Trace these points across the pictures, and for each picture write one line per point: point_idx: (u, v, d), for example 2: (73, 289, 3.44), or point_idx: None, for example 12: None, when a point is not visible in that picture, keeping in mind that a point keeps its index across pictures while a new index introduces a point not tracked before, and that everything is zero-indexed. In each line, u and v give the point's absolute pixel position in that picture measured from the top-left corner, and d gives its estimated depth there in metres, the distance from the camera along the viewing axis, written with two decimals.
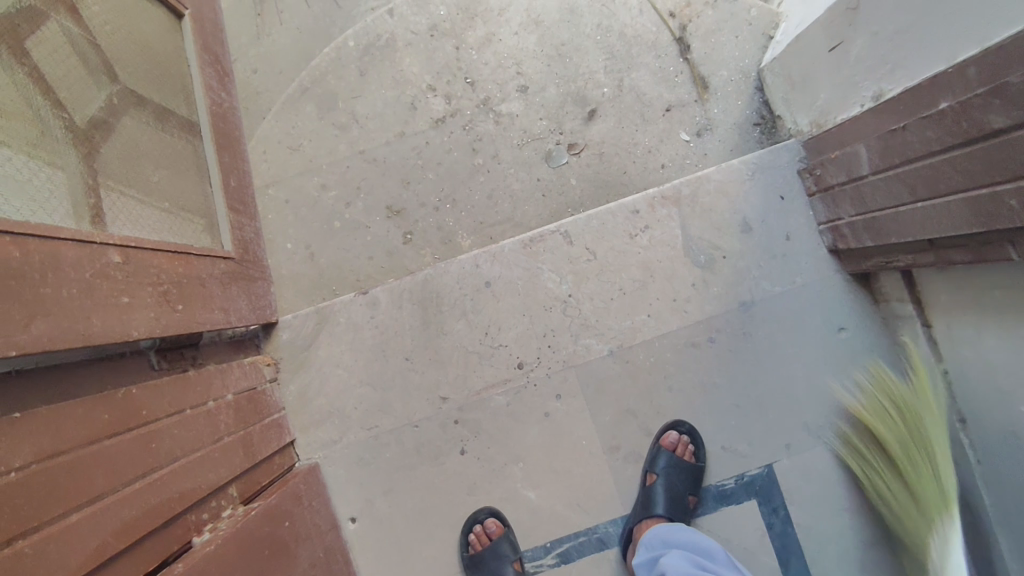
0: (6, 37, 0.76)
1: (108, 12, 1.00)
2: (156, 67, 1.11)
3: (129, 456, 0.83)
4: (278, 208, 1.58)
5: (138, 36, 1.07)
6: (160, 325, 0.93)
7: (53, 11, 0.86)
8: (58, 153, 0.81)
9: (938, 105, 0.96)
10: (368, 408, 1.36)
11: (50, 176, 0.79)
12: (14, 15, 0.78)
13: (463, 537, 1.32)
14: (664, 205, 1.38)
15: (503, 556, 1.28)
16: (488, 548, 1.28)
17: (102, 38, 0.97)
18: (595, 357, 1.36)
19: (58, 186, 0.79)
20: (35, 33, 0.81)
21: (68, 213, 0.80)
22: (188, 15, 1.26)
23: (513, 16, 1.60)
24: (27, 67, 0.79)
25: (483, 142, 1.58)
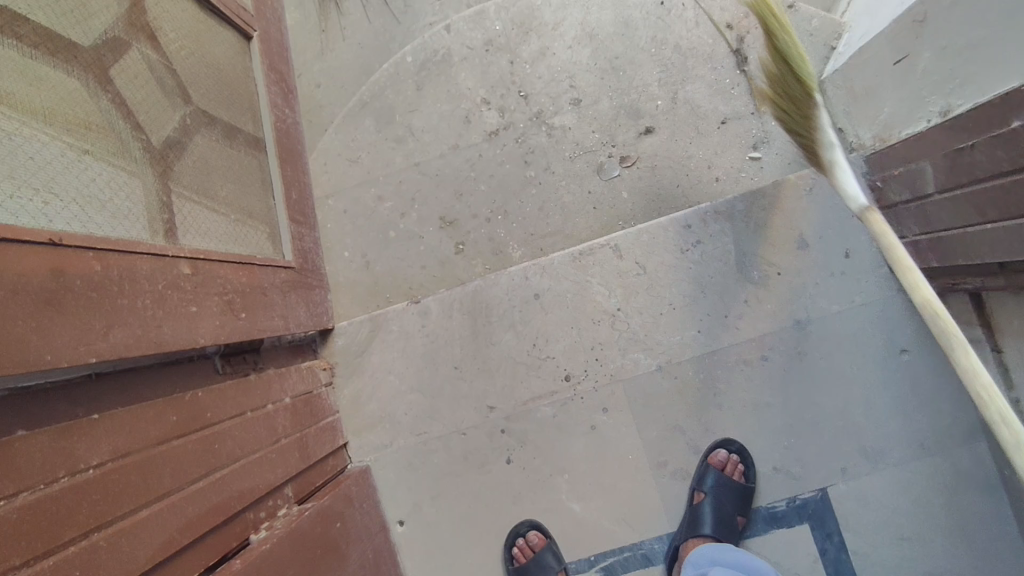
0: (91, 67, 0.82)
1: (184, 37, 1.06)
2: (226, 87, 1.17)
3: (193, 456, 0.88)
4: (337, 218, 1.64)
5: (210, 58, 1.13)
6: (224, 331, 0.98)
7: (135, 40, 0.92)
8: (137, 171, 0.86)
9: (1010, 123, 0.91)
10: (417, 415, 1.39)
11: (130, 194, 0.84)
12: (100, 46, 0.84)
13: (508, 550, 1.32)
14: (716, 220, 1.36)
15: (547, 567, 1.29)
16: (532, 560, 1.29)
17: (177, 62, 1.03)
18: (643, 372, 1.35)
19: (136, 203, 0.85)
20: (118, 61, 0.87)
21: (144, 227, 0.85)
22: (255, 36, 1.32)
23: (568, 29, 1.60)
24: (111, 94, 0.85)
25: (536, 154, 1.60)
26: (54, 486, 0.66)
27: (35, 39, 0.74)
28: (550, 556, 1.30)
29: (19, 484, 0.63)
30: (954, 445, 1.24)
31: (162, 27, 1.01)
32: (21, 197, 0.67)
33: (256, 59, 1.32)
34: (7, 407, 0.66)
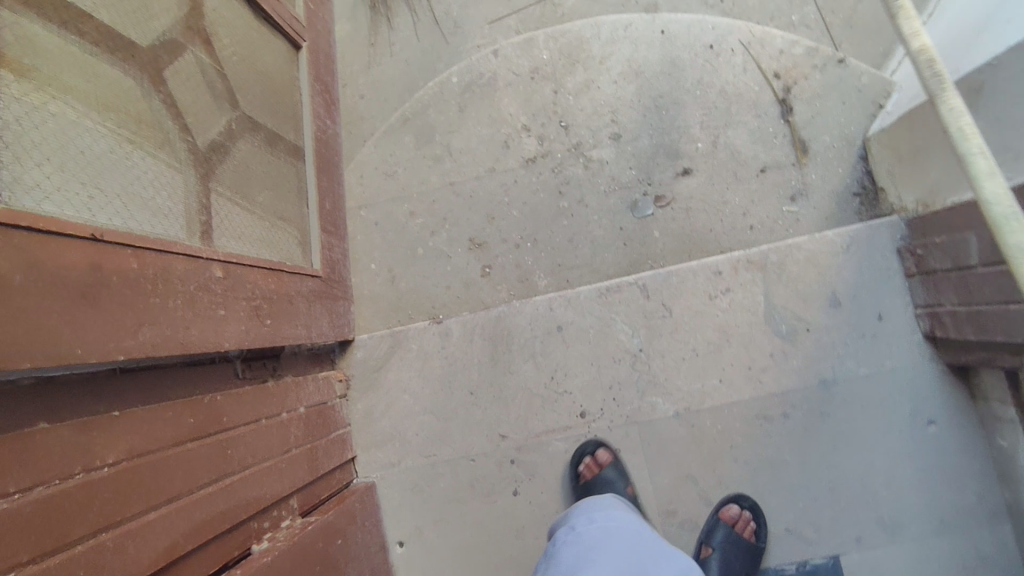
0: (147, 67, 0.83)
1: (237, 44, 1.07)
2: (272, 94, 1.18)
3: (206, 460, 0.88)
4: (367, 230, 1.65)
5: (258, 65, 1.14)
6: (249, 336, 0.97)
7: (191, 44, 0.94)
8: (180, 172, 0.87)
9: None
10: (428, 436, 1.39)
11: (172, 193, 0.84)
12: (157, 48, 0.85)
13: (574, 469, 1.31)
14: (748, 269, 1.34)
15: (613, 482, 1.27)
16: (598, 476, 1.27)
17: (228, 68, 1.04)
18: (660, 416, 1.33)
19: (176, 203, 0.85)
20: (173, 63, 0.88)
21: (182, 227, 0.85)
22: (303, 46, 1.33)
23: (614, 64, 1.60)
24: (163, 94, 0.85)
25: (571, 186, 1.60)
26: (68, 481, 0.66)
27: (97, 36, 0.75)
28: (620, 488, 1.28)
29: (36, 478, 0.63)
30: (976, 526, 1.20)
31: (218, 32, 1.02)
32: (68, 190, 0.67)
33: (303, 69, 1.33)
34: (27, 398, 0.65)
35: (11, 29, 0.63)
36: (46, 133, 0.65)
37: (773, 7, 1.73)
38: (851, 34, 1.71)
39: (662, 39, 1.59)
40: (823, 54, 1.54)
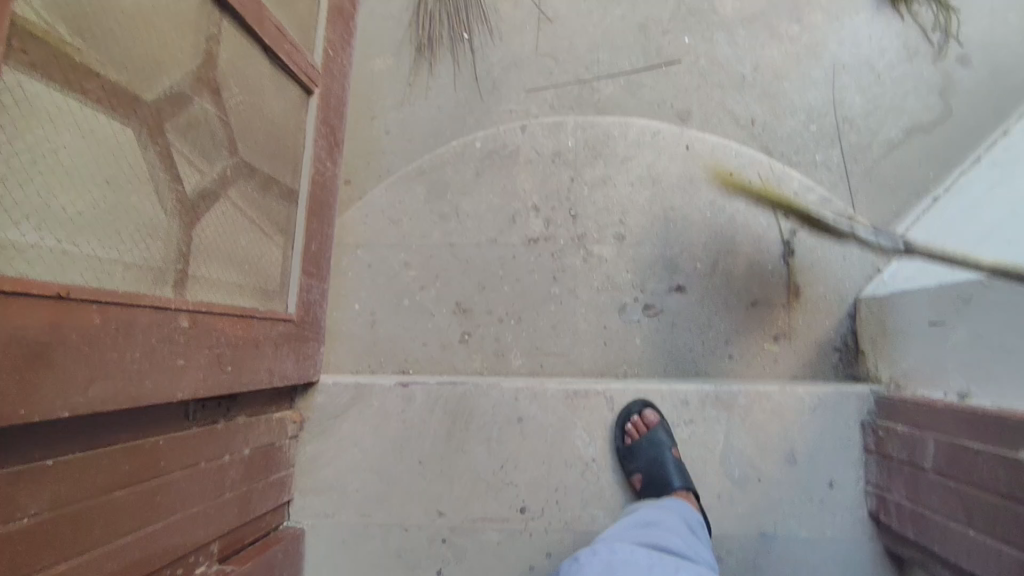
0: (148, 121, 0.83)
1: (245, 92, 1.07)
2: (269, 140, 1.16)
3: (133, 508, 0.88)
4: (359, 269, 1.66)
5: (264, 112, 1.14)
6: (206, 384, 0.96)
7: (197, 95, 0.94)
8: (163, 223, 0.86)
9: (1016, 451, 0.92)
10: (367, 495, 1.39)
11: (150, 245, 0.84)
12: (161, 101, 0.86)
13: (620, 426, 1.35)
14: (715, 405, 1.35)
15: (661, 443, 1.30)
16: (645, 437, 1.31)
17: (233, 115, 1.04)
18: (597, 529, 1.34)
19: (153, 254, 0.85)
20: (174, 115, 0.89)
21: (154, 279, 0.85)
22: (315, 91, 1.32)
23: (636, 166, 1.62)
24: (159, 146, 0.85)
25: (566, 274, 1.61)
26: None
27: (101, 94, 0.76)
28: (675, 477, 1.30)
29: None
30: None
31: (227, 81, 1.02)
32: (44, 249, 0.68)
33: (312, 113, 1.31)
34: None
35: (11, 93, 0.63)
36: (30, 194, 0.66)
37: (799, 143, 1.82)
38: (867, 186, 1.79)
39: (686, 155, 1.62)
40: (835, 207, 1.58)
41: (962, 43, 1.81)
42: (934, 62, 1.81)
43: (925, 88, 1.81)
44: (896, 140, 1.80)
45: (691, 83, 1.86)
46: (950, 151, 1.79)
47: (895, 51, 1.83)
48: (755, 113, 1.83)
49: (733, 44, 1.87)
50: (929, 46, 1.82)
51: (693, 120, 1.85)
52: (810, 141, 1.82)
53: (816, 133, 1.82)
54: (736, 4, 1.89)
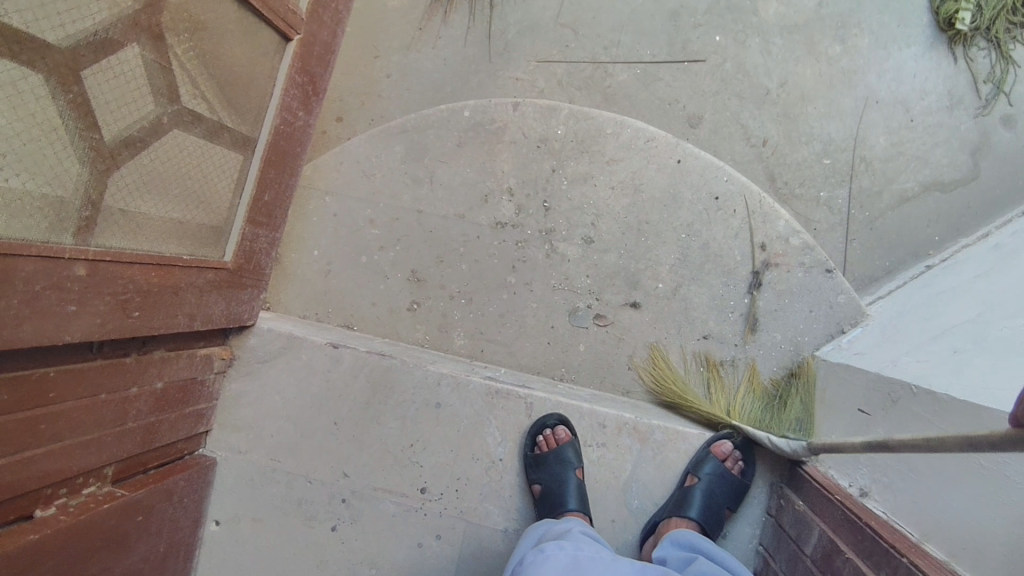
0: (60, 69, 0.79)
1: (200, 37, 1.03)
2: (225, 91, 1.11)
3: (8, 435, 0.91)
4: (323, 216, 1.64)
5: (224, 59, 1.09)
6: (103, 329, 0.98)
7: (133, 42, 0.90)
8: (69, 172, 0.84)
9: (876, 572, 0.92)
10: (282, 443, 1.43)
11: (49, 195, 0.82)
12: (81, 46, 0.82)
13: (530, 438, 1.38)
14: (630, 435, 1.37)
15: (567, 461, 1.32)
16: (553, 451, 1.33)
17: (180, 64, 1.00)
18: (488, 525, 1.37)
19: (49, 205, 0.83)
20: (97, 62, 0.85)
21: (46, 229, 0.84)
22: (295, 38, 1.25)
23: (620, 170, 1.56)
24: (72, 95, 0.82)
25: (526, 265, 1.57)
26: None
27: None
28: (573, 500, 1.30)
29: None
30: None
31: (175, 27, 0.97)
32: None
33: (286, 60, 1.25)
34: None
35: None
36: None
37: (805, 174, 1.71)
38: (865, 234, 1.69)
39: (676, 169, 1.54)
40: (814, 256, 1.50)
41: (1012, 103, 1.66)
42: (976, 116, 1.67)
43: (958, 142, 1.67)
44: (911, 193, 1.68)
45: (709, 88, 1.74)
46: (965, 215, 1.67)
47: (938, 95, 1.68)
48: (769, 133, 1.72)
49: (766, 52, 1.72)
50: (975, 98, 1.68)
51: (702, 127, 1.74)
52: (818, 176, 1.71)
53: (827, 168, 1.70)
54: (780, 8, 1.72)
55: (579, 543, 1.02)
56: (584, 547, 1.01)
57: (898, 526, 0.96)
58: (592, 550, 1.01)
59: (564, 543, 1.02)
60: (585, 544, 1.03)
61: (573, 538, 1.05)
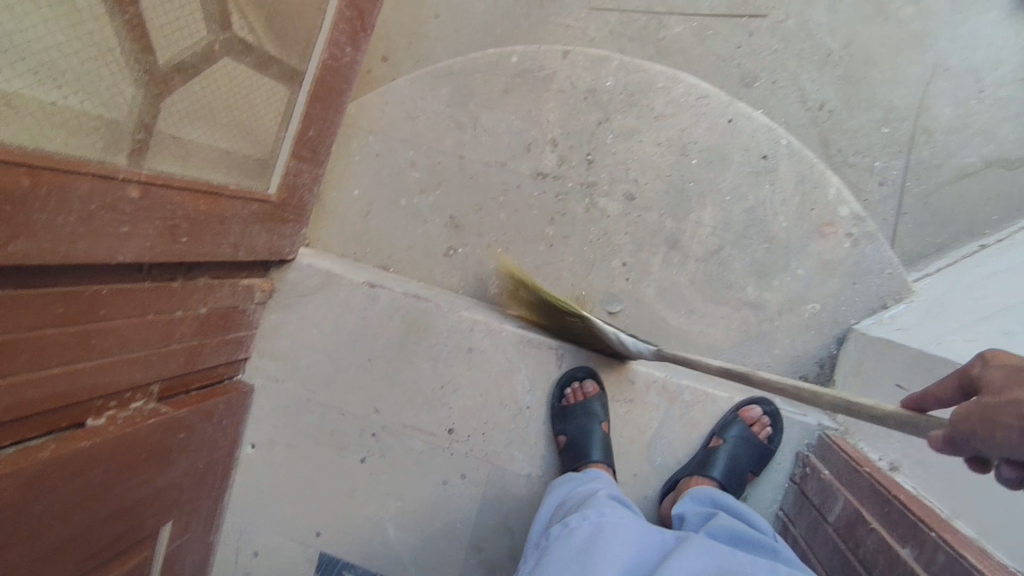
0: None
1: None
2: (275, 21, 1.12)
3: (64, 346, 0.94)
4: (366, 157, 1.63)
5: None
6: (152, 252, 1.00)
7: None
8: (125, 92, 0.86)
9: (902, 545, 0.92)
10: (316, 375, 1.47)
11: (103, 116, 0.84)
12: None
13: (558, 390, 1.41)
14: (659, 394, 1.38)
15: (593, 414, 1.34)
16: (580, 403, 1.35)
17: None
18: (512, 469, 1.42)
19: (103, 126, 0.85)
20: None
21: (103, 149, 0.86)
22: None
23: (668, 126, 1.52)
24: (128, 15, 0.83)
25: (565, 218, 1.56)
26: None
27: None
28: (597, 452, 1.33)
29: None
30: None
31: None
32: None
33: None
34: None
35: None
36: None
37: (861, 142, 1.64)
38: (919, 208, 1.63)
39: (728, 128, 1.50)
40: (865, 227, 1.47)
41: None
42: None
43: None
44: (972, 168, 1.61)
45: (769, 44, 1.66)
46: None
47: (1012, 66, 1.59)
48: (827, 97, 1.65)
49: (832, 11, 1.63)
50: None
51: (757, 86, 1.67)
52: (875, 144, 1.64)
53: (885, 137, 1.64)
54: None
55: (603, 508, 1.00)
56: (608, 512, 0.99)
57: (934, 502, 0.96)
58: (616, 514, 0.99)
59: (588, 511, 1.00)
60: (610, 508, 1.01)
61: (596, 504, 1.03)
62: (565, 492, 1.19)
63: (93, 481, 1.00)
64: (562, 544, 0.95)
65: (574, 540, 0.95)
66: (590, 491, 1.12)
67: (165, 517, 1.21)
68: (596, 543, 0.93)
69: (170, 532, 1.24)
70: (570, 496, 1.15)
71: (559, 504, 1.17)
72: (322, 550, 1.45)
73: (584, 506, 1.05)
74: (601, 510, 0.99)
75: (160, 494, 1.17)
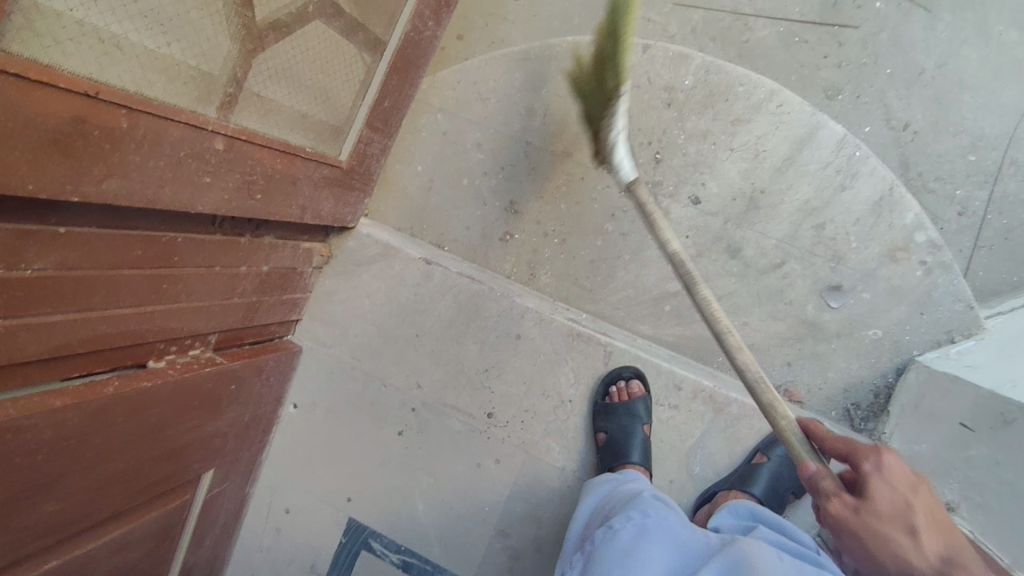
0: None
1: None
2: None
3: (138, 288, 0.97)
4: (433, 133, 1.63)
5: None
6: (229, 205, 1.03)
7: None
8: (221, 46, 0.87)
9: None
10: (363, 344, 1.48)
11: (198, 68, 0.85)
12: None
13: (603, 387, 1.40)
14: (705, 403, 1.36)
15: (635, 416, 1.33)
16: (623, 403, 1.34)
17: None
18: (548, 460, 1.42)
19: (198, 78, 0.86)
20: None
21: (196, 99, 0.88)
22: None
23: (743, 134, 1.48)
24: None
25: (626, 215, 1.54)
26: (12, 274, 0.75)
27: None
28: (636, 453, 1.32)
29: None
30: None
31: None
32: (83, 43, 0.69)
33: None
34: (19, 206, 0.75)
35: None
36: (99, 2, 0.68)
37: (944, 168, 1.57)
38: (998, 243, 1.56)
39: (806, 140, 1.46)
40: (940, 257, 1.43)
41: None
42: None
43: None
44: None
45: (857, 58, 1.60)
46: None
47: None
48: (913, 117, 1.58)
49: (930, 28, 1.56)
50: None
51: (839, 100, 1.61)
52: (959, 172, 1.57)
53: (970, 166, 1.56)
54: None
55: (647, 509, 0.99)
56: (652, 513, 0.98)
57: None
58: (661, 515, 0.98)
59: (631, 513, 0.99)
60: (654, 509, 0.99)
61: (640, 504, 1.01)
62: (607, 491, 1.17)
63: (149, 422, 1.03)
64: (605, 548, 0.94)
65: (619, 543, 0.94)
66: (635, 490, 1.11)
67: (208, 464, 1.24)
68: (641, 546, 0.91)
69: (211, 479, 1.27)
70: (610, 496, 1.14)
71: (600, 503, 1.15)
72: (351, 515, 1.47)
73: (627, 505, 1.04)
74: (644, 511, 0.98)
75: (206, 442, 1.20)
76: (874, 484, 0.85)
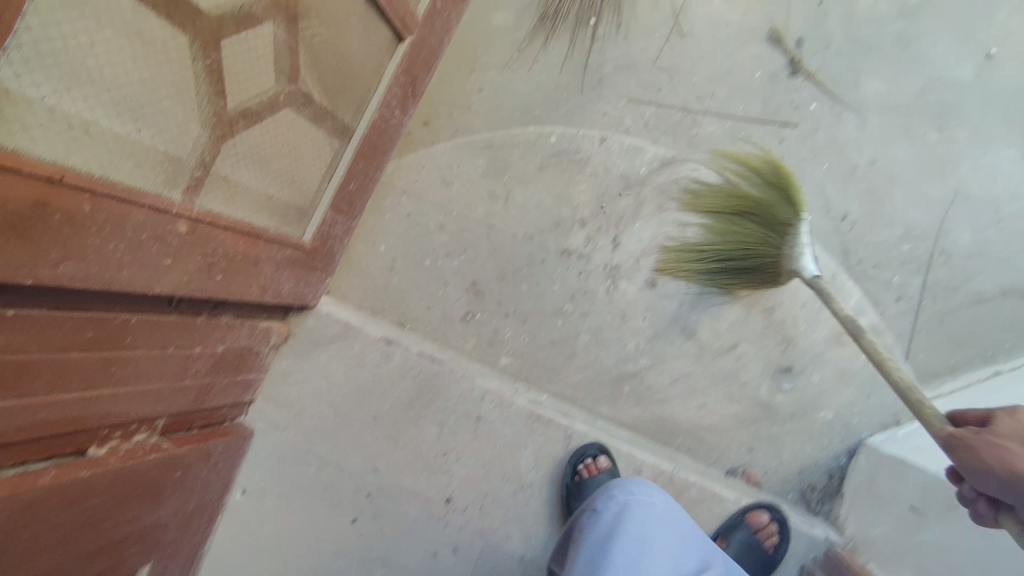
0: (203, 35, 0.81)
1: (324, 27, 1.07)
2: (337, 78, 1.17)
3: (86, 370, 0.93)
4: (397, 214, 1.66)
5: (342, 52, 1.15)
6: (188, 285, 1.02)
7: (274, 20, 0.94)
8: (190, 132, 0.88)
9: None
10: (318, 426, 1.44)
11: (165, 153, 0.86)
12: (228, 15, 0.85)
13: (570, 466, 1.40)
14: None
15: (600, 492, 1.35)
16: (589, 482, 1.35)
17: (307, 48, 1.05)
18: (505, 547, 1.41)
19: (165, 163, 0.87)
20: (238, 34, 0.88)
21: (162, 182, 0.88)
22: (409, 40, 1.29)
23: (696, 222, 1.56)
24: (210, 61, 0.85)
25: (585, 297, 1.58)
26: None
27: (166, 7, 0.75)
28: None
29: None
30: None
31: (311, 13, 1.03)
32: (50, 129, 0.69)
33: (396, 59, 1.30)
34: None
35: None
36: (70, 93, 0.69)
37: (881, 256, 1.65)
38: (933, 327, 1.65)
39: None
40: None
41: None
42: None
43: None
44: (986, 294, 1.65)
45: None
46: None
47: None
48: None
49: None
50: None
51: None
52: (894, 260, 1.65)
53: (905, 254, 1.65)
54: (881, 86, 1.64)
55: (624, 489, 1.21)
56: (630, 491, 1.21)
57: None
58: (638, 493, 1.20)
59: (612, 492, 1.22)
60: (630, 487, 1.22)
61: (617, 484, 1.24)
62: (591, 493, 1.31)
63: (84, 514, 0.97)
64: (592, 526, 1.19)
65: (603, 520, 1.18)
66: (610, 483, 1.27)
67: (146, 558, 1.16)
68: (624, 520, 1.16)
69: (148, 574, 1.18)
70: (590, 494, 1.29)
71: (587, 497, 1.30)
72: None
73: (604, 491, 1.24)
74: (627, 490, 1.21)
75: (145, 533, 1.13)
76: (999, 418, 0.90)
